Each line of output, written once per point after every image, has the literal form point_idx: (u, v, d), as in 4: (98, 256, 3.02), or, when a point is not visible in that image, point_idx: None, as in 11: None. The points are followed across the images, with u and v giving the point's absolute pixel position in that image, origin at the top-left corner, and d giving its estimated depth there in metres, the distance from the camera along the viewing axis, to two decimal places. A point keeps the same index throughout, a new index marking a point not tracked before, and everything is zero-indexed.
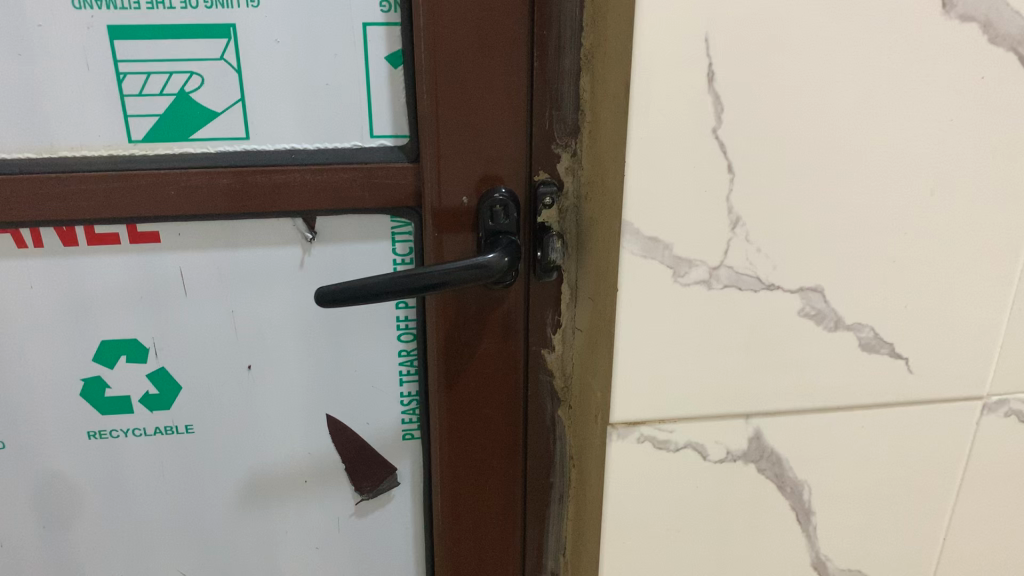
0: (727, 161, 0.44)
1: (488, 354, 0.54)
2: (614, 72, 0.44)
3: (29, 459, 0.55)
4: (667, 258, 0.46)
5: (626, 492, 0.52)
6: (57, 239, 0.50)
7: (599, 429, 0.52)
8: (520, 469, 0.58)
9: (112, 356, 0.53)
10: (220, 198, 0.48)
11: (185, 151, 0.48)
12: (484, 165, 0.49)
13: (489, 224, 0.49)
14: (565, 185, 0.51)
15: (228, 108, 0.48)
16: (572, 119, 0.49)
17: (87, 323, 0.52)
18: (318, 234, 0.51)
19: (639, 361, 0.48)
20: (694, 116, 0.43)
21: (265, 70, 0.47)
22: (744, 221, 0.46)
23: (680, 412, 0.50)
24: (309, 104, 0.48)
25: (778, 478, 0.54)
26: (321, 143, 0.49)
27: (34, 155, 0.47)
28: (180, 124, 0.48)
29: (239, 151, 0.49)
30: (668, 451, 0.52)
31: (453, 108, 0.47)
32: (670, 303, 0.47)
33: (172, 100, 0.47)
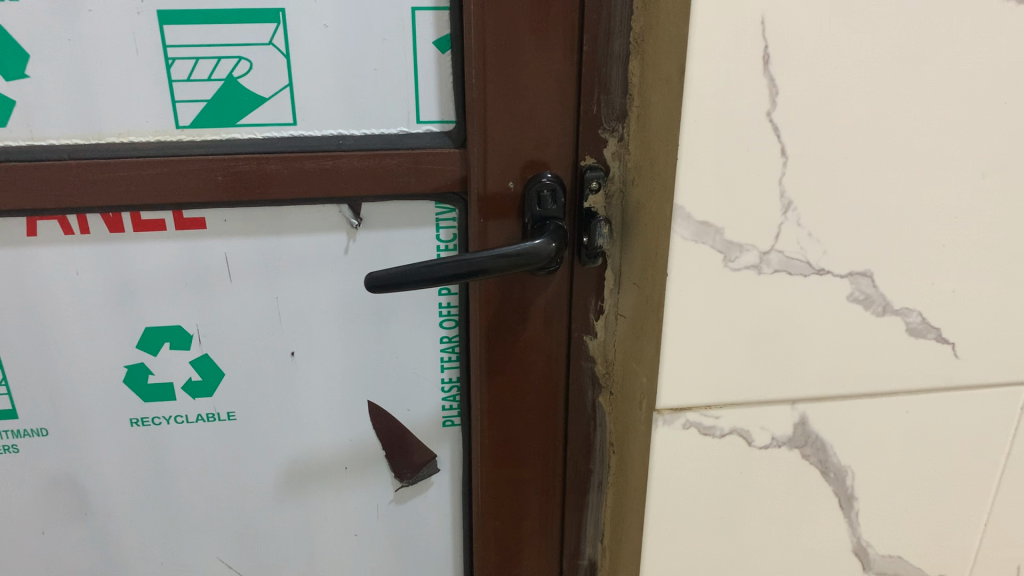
0: (780, 145, 0.44)
1: (530, 340, 0.54)
2: (667, 55, 0.44)
3: (73, 446, 0.55)
4: (718, 242, 0.46)
5: (669, 477, 0.52)
6: (103, 226, 0.50)
7: (642, 415, 0.52)
8: (559, 455, 0.58)
9: (155, 343, 0.53)
10: (268, 184, 0.49)
11: (233, 137, 0.48)
12: (530, 149, 0.49)
13: (536, 209, 0.49)
14: (611, 170, 0.50)
15: (276, 93, 0.48)
16: (620, 104, 0.49)
17: (131, 311, 0.52)
18: (363, 220, 0.51)
19: (686, 346, 0.49)
20: (749, 99, 0.43)
21: (313, 55, 0.47)
22: (796, 206, 0.46)
23: (725, 397, 0.51)
24: (357, 89, 0.48)
25: (822, 464, 0.54)
26: (368, 129, 0.49)
27: (82, 141, 0.47)
28: (227, 110, 0.48)
29: (287, 137, 0.49)
30: (713, 437, 0.52)
31: (501, 92, 0.47)
32: (719, 288, 0.47)
33: (220, 86, 0.47)
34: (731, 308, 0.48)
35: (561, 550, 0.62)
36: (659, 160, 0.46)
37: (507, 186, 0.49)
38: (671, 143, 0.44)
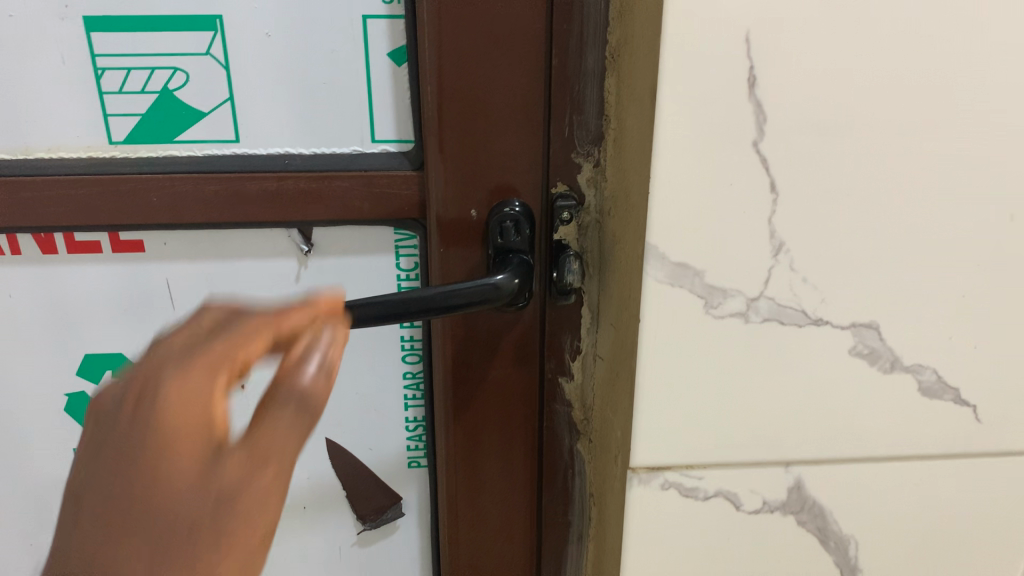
0: (769, 178, 0.38)
1: (499, 384, 0.49)
2: (641, 73, 0.39)
3: (12, 477, 0.52)
4: (698, 286, 0.40)
5: (647, 541, 0.47)
6: (34, 246, 0.46)
7: (618, 470, 0.47)
8: (534, 505, 0.53)
9: (97, 370, 0.50)
10: (207, 206, 0.44)
11: (170, 154, 0.44)
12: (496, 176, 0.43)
13: (498, 241, 0.43)
14: (587, 199, 0.46)
15: (216, 107, 0.44)
16: (596, 126, 0.44)
17: (70, 337, 0.48)
18: (315, 246, 0.47)
19: (664, 401, 0.43)
20: (730, 125, 0.37)
21: (256, 67, 0.43)
22: (788, 247, 0.40)
23: (709, 457, 0.45)
24: (304, 104, 0.44)
25: (821, 533, 0.48)
26: (318, 148, 0.45)
27: (8, 156, 0.44)
28: (164, 125, 0.44)
29: (229, 155, 0.44)
30: (696, 500, 0.46)
31: (460, 110, 0.41)
32: (701, 336, 0.42)
33: (155, 98, 0.43)
34: (715, 359, 0.42)
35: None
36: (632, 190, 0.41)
37: (470, 217, 0.44)
38: (643, 174, 0.39)
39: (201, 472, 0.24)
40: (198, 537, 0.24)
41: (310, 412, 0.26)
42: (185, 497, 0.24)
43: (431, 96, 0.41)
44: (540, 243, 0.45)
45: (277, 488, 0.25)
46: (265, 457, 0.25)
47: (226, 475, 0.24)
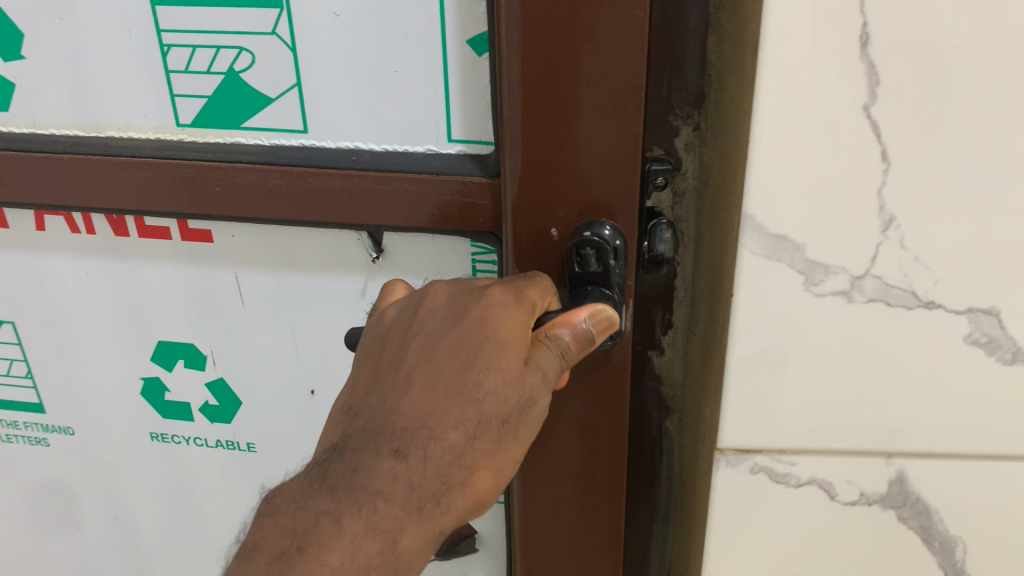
0: (880, 147, 0.35)
1: (582, 408, 0.46)
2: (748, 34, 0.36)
3: (102, 426, 0.64)
4: (798, 261, 0.38)
5: (733, 525, 0.45)
6: (109, 226, 0.54)
7: (707, 450, 0.46)
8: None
9: (172, 357, 0.59)
10: (269, 200, 0.47)
11: (237, 140, 0.48)
12: (582, 181, 0.41)
13: (576, 270, 0.41)
14: (685, 165, 0.43)
15: (284, 93, 0.46)
16: (696, 87, 0.41)
17: (148, 324, 0.57)
18: (385, 252, 0.50)
19: (754, 385, 0.41)
20: (822, 98, 0.35)
21: (323, 47, 0.44)
22: (899, 223, 0.37)
23: (805, 443, 0.43)
24: (374, 89, 0.45)
25: (925, 531, 0.44)
26: (391, 146, 0.46)
27: (83, 133, 0.49)
28: (231, 107, 0.47)
29: (297, 146, 0.47)
30: (788, 486, 0.44)
31: (539, 115, 0.39)
32: (792, 320, 0.39)
33: (222, 79, 0.47)
34: (808, 343, 0.40)
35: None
36: (737, 157, 0.39)
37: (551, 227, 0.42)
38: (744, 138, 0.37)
39: (499, 388, 0.36)
40: (479, 449, 0.36)
41: (569, 354, 0.37)
42: (482, 405, 0.36)
43: (509, 87, 0.39)
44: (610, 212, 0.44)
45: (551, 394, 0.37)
46: (540, 375, 0.36)
47: (514, 393, 0.36)
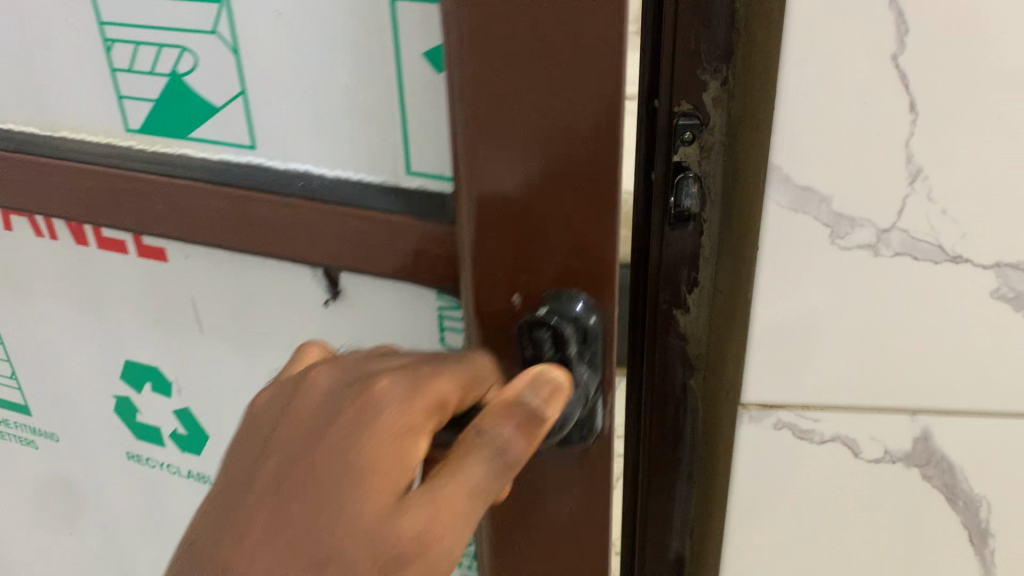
0: (908, 97, 0.35)
1: (539, 462, 0.44)
2: None
3: (87, 430, 0.67)
4: (823, 213, 0.38)
5: (755, 480, 0.46)
6: (71, 235, 0.56)
7: (730, 408, 0.46)
8: (639, 430, 0.53)
9: (140, 380, 0.61)
10: (210, 227, 0.46)
11: (185, 151, 0.47)
12: (547, 243, 0.38)
13: (530, 353, 0.39)
14: (712, 120, 0.44)
15: (228, 103, 0.44)
16: (724, 42, 0.42)
17: (121, 345, 0.59)
18: (342, 293, 0.49)
19: (779, 340, 0.42)
20: (845, 49, 0.35)
21: (271, 43, 0.42)
22: (926, 174, 0.37)
23: (828, 399, 0.43)
24: (325, 103, 0.42)
25: (949, 490, 0.44)
26: (348, 171, 0.44)
27: (35, 131, 0.50)
28: (179, 114, 0.46)
29: (246, 162, 0.45)
30: (811, 443, 0.44)
31: (497, 161, 0.37)
32: (813, 275, 0.40)
33: (167, 81, 0.45)
34: (830, 297, 0.40)
35: (633, 539, 0.58)
36: (764, 112, 0.39)
37: (511, 292, 0.40)
38: (771, 91, 0.37)
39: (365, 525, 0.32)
40: None
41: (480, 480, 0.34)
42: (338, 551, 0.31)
43: (462, 134, 0.37)
44: (637, 165, 0.45)
45: (476, 528, 0.34)
46: (454, 518, 0.33)
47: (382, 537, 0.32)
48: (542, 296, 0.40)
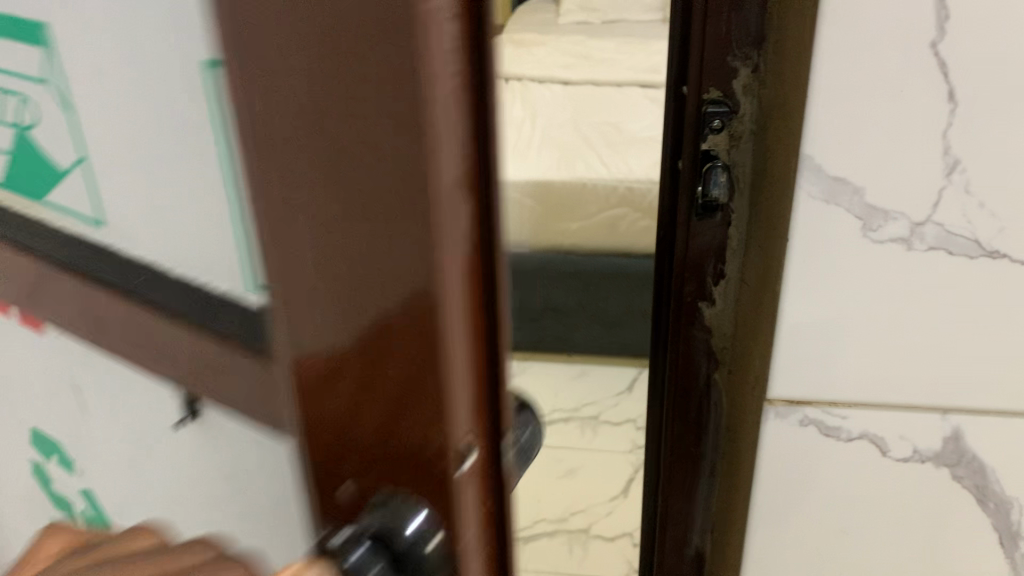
0: (947, 86, 0.34)
1: None
2: None
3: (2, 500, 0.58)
4: (856, 206, 0.37)
5: (778, 475, 0.45)
6: None
7: (754, 404, 0.45)
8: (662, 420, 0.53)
9: (48, 450, 0.49)
10: (50, 297, 0.37)
11: (35, 217, 0.36)
12: (384, 426, 0.26)
13: None
14: (742, 108, 0.42)
15: (67, 169, 0.33)
16: (756, 28, 0.40)
17: (20, 411, 0.49)
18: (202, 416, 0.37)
19: (806, 335, 0.41)
20: (881, 38, 0.34)
21: (93, 104, 0.31)
22: (964, 166, 0.36)
23: (856, 397, 0.42)
24: (157, 188, 0.31)
25: (979, 490, 0.43)
26: (182, 278, 0.32)
27: None
28: (27, 173, 0.35)
29: (88, 239, 0.34)
30: (838, 440, 0.43)
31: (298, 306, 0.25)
32: (842, 269, 0.39)
33: (14, 135, 0.34)
34: (860, 293, 0.39)
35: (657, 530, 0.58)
36: (795, 102, 0.38)
37: (340, 480, 0.28)
38: (802, 79, 0.36)
39: None
40: None
41: None
42: None
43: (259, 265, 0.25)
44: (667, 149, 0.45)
45: None
46: None
47: None
48: (380, 498, 0.27)
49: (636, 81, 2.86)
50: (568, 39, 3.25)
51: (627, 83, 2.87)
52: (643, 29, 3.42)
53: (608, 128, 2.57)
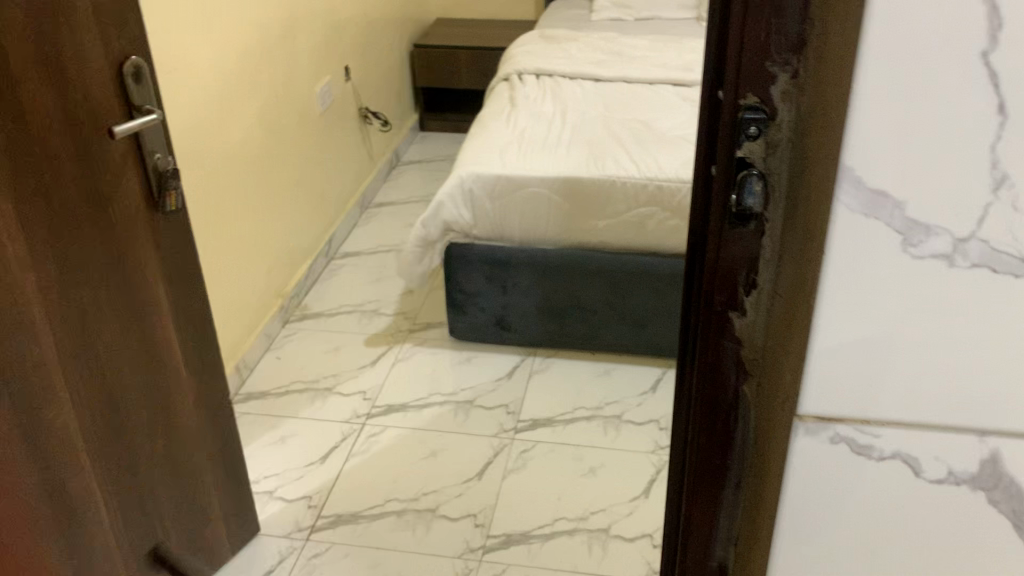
0: (993, 108, 0.39)
1: None
2: (845, 18, 0.40)
3: None
4: (897, 220, 0.41)
5: (811, 482, 0.49)
6: None
7: (784, 412, 0.49)
8: (689, 420, 0.56)
9: None
10: None
11: None
12: None
13: None
14: (778, 114, 0.46)
15: None
16: (796, 34, 0.43)
17: None
18: None
19: (838, 343, 0.44)
20: (919, 65, 0.38)
21: None
22: (1008, 184, 0.40)
23: (898, 411, 0.46)
24: None
25: (1014, 510, 0.48)
26: None
27: None
28: None
29: None
30: (871, 456, 0.48)
31: None
32: (877, 276, 0.43)
33: None
34: (891, 298, 0.43)
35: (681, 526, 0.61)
36: (834, 123, 0.41)
37: None
38: (840, 100, 0.40)
39: None
40: None
41: None
42: None
43: None
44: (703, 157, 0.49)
45: None
46: None
47: None
48: None
49: (669, 81, 2.85)
50: (601, 37, 3.24)
51: (660, 82, 2.86)
52: (676, 28, 3.41)
53: (640, 127, 2.57)
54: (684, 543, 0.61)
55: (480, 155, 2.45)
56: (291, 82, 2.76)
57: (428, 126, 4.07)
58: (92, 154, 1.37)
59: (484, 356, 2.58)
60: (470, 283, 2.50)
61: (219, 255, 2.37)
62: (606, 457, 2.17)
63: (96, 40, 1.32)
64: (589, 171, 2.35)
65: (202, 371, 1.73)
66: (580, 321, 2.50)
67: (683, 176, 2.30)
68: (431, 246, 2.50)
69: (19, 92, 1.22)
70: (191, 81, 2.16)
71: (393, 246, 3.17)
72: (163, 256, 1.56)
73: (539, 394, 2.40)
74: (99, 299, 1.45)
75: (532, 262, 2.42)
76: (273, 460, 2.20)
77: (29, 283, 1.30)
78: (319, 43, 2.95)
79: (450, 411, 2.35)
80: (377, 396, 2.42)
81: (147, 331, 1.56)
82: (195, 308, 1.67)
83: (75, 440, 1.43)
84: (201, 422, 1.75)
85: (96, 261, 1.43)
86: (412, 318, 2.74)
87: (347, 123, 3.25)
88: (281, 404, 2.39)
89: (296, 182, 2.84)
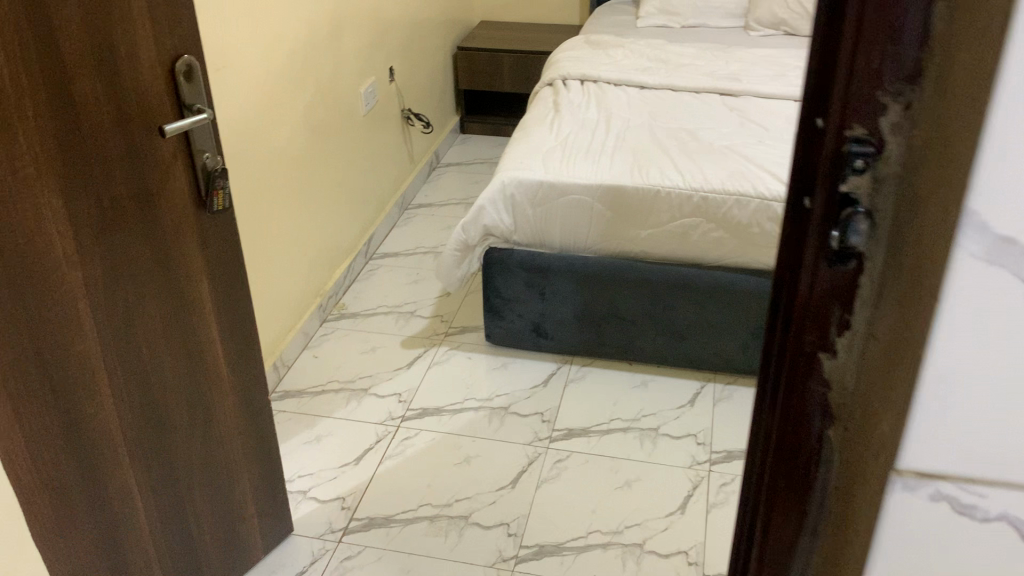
0: None
1: None
2: (975, 67, 0.39)
3: None
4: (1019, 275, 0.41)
5: (904, 535, 0.49)
6: None
7: (879, 465, 0.49)
8: (772, 435, 0.58)
9: None
10: None
11: None
12: None
13: None
14: (885, 148, 0.47)
15: None
16: (910, 67, 0.45)
17: None
18: None
19: (943, 398, 0.44)
20: None
21: None
22: None
23: (1000, 470, 0.46)
24: None
25: None
26: None
27: None
28: None
29: None
30: (972, 517, 0.47)
31: None
32: (999, 328, 0.42)
33: None
34: (1011, 351, 0.43)
35: (753, 526, 0.63)
36: (952, 174, 0.41)
37: None
38: (966, 153, 0.40)
39: None
40: None
41: None
42: None
43: None
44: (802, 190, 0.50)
45: None
46: None
47: None
48: None
49: (716, 90, 2.81)
50: (647, 43, 3.21)
51: (706, 91, 2.82)
52: (723, 37, 3.37)
53: (686, 137, 2.53)
54: (754, 544, 0.64)
55: (523, 161, 2.43)
56: (336, 81, 2.76)
57: (468, 128, 4.06)
58: (142, 152, 1.37)
59: (521, 363, 2.56)
60: (509, 288, 2.48)
61: (261, 254, 2.37)
62: (643, 470, 2.14)
63: (148, 38, 1.32)
64: (633, 179, 2.32)
65: (245, 372, 1.72)
66: (619, 331, 2.47)
67: (729, 188, 2.26)
68: (470, 250, 2.48)
69: (72, 90, 1.22)
70: (240, 79, 2.17)
71: (431, 247, 3.16)
72: (210, 257, 1.56)
73: (576, 403, 2.38)
74: (143, 296, 1.45)
75: (572, 269, 2.39)
76: (308, 459, 2.19)
77: (76, 279, 1.31)
78: (365, 43, 2.95)
79: (485, 417, 2.33)
80: (412, 398, 2.40)
81: (192, 331, 1.56)
82: (240, 310, 1.67)
83: (115, 436, 1.43)
84: (241, 423, 1.74)
85: (143, 258, 1.43)
86: (448, 321, 2.73)
87: (389, 123, 3.25)
88: (316, 403, 2.39)
89: (337, 182, 2.84)
